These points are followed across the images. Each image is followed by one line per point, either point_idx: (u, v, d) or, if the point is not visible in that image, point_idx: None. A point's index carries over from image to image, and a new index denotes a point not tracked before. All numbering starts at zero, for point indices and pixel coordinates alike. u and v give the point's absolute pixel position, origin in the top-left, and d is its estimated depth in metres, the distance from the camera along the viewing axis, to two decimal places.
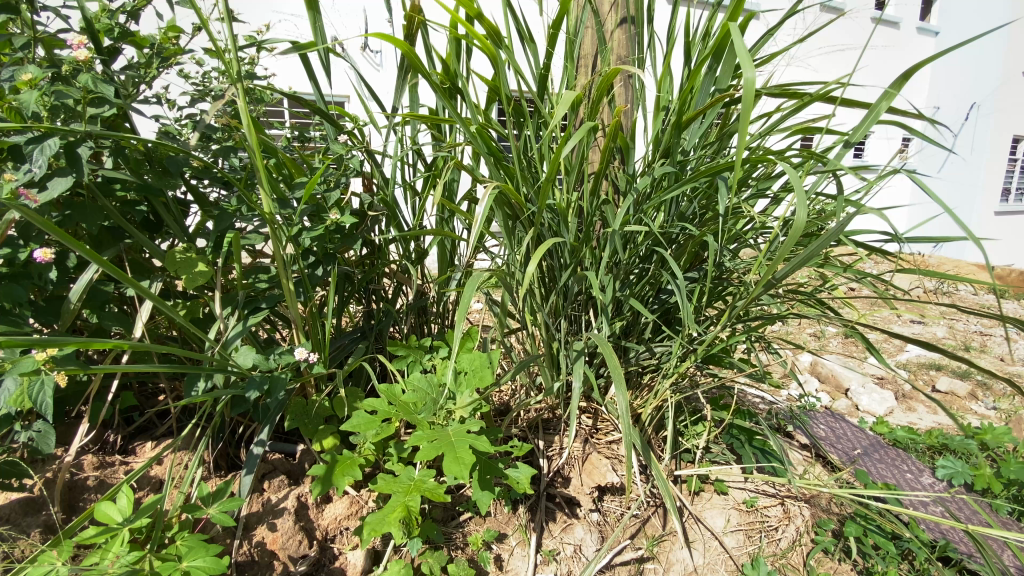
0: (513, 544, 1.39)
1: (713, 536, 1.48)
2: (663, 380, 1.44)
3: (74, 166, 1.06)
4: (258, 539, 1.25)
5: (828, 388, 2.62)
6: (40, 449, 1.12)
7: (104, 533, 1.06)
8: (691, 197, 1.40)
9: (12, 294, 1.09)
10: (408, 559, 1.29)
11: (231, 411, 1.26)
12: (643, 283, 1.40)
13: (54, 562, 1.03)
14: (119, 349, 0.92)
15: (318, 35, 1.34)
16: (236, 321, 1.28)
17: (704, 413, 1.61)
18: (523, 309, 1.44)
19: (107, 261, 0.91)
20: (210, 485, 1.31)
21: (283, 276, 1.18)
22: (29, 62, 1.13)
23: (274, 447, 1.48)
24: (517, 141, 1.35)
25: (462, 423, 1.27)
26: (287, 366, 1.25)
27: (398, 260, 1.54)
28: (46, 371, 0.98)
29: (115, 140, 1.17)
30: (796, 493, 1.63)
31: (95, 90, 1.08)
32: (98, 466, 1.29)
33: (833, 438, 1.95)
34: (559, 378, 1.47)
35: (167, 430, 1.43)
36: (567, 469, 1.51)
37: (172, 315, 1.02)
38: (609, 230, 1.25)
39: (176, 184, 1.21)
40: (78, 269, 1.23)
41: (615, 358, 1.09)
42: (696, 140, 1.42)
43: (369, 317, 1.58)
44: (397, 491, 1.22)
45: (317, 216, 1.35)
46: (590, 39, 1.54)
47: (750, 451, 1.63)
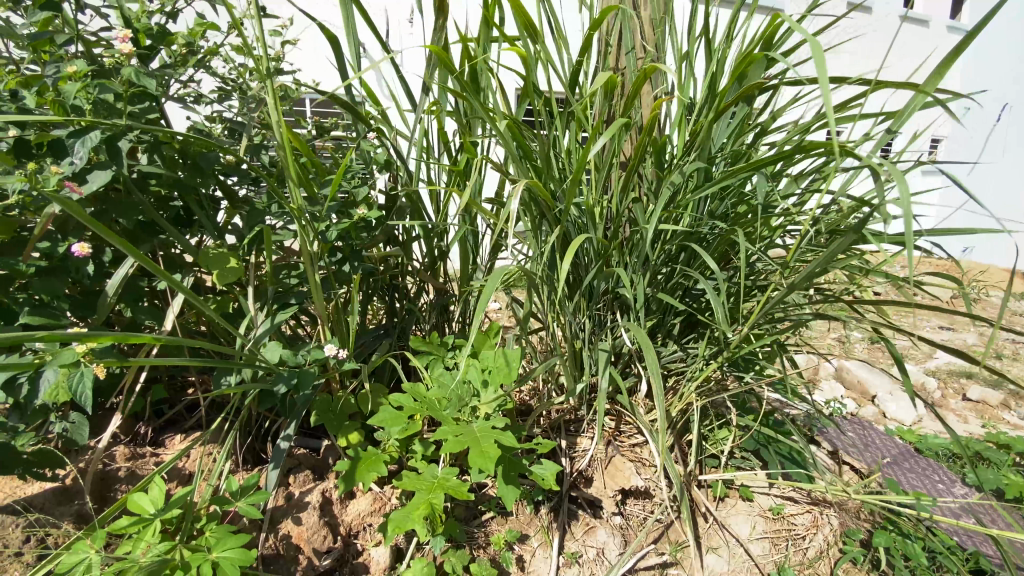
0: (535, 545, 1.38)
1: (738, 543, 1.45)
2: (689, 382, 1.42)
3: (114, 160, 1.09)
4: (284, 533, 1.26)
5: (854, 395, 2.55)
6: (75, 439, 1.16)
7: (136, 524, 1.07)
8: (721, 196, 1.39)
9: (52, 287, 1.11)
10: (430, 558, 1.29)
11: (259, 406, 1.28)
12: (672, 282, 1.39)
13: (88, 550, 1.05)
14: (154, 341, 0.92)
15: (348, 32, 1.33)
16: (265, 318, 1.29)
17: (730, 417, 1.57)
18: (547, 308, 1.43)
19: (144, 255, 0.91)
20: (238, 478, 1.32)
21: (309, 272, 1.19)
22: (71, 58, 1.16)
23: (298, 442, 1.49)
24: (546, 139, 1.33)
25: (487, 420, 1.27)
26: (316, 361, 1.27)
27: (421, 258, 1.54)
28: (87, 362, 1.01)
29: (153, 135, 1.19)
30: (824, 500, 1.58)
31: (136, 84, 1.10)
32: (130, 457, 1.32)
33: (861, 445, 1.89)
34: (583, 379, 1.46)
35: (195, 423, 1.45)
36: (590, 470, 1.49)
37: (203, 309, 1.03)
38: (641, 226, 1.24)
39: (208, 182, 1.23)
40: (113, 263, 1.25)
41: (648, 347, 1.12)
42: (726, 137, 1.38)
43: (393, 315, 1.59)
44: (421, 489, 1.22)
45: (345, 212, 1.35)
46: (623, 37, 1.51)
47: (774, 456, 1.59)
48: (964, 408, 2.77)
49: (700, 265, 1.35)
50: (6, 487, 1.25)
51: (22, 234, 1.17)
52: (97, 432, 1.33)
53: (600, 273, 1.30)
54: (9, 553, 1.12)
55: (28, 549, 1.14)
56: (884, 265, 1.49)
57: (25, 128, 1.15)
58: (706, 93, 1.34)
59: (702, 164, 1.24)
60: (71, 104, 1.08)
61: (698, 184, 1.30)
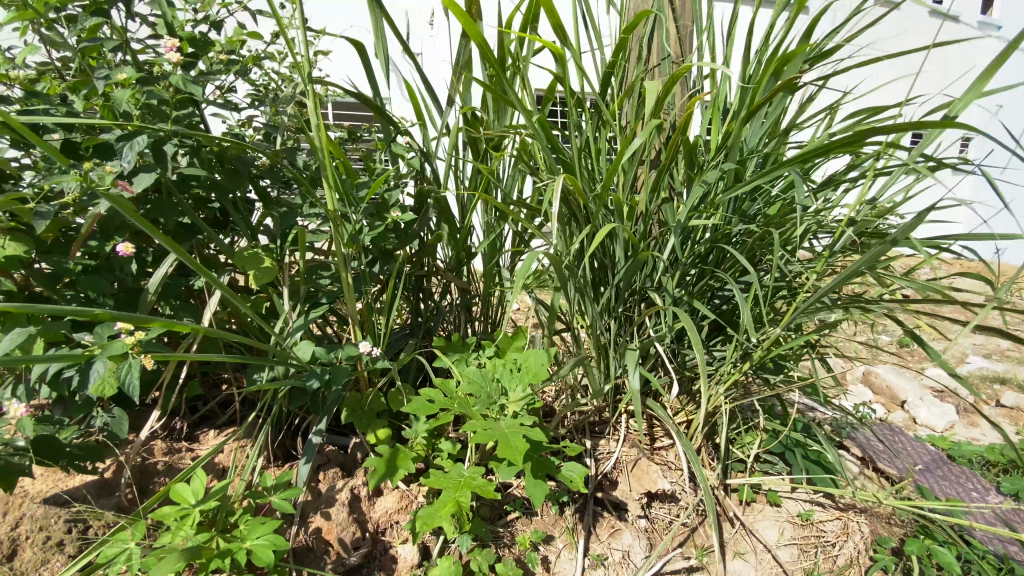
0: (560, 547, 1.37)
1: (766, 549, 1.43)
2: (716, 385, 1.42)
3: (160, 163, 1.14)
4: (314, 527, 1.29)
5: (882, 399, 2.46)
6: (114, 434, 1.19)
7: (176, 513, 1.10)
8: (751, 196, 1.39)
9: (97, 286, 1.15)
10: (456, 556, 1.30)
11: (291, 402, 1.31)
12: (700, 283, 1.38)
13: (129, 539, 1.08)
14: (198, 335, 0.97)
15: (377, 38, 1.36)
16: (298, 316, 1.33)
17: (757, 421, 1.55)
18: (572, 309, 1.44)
19: (186, 253, 0.97)
20: (270, 474, 1.35)
21: (342, 271, 1.23)
22: (119, 64, 1.21)
23: (328, 440, 1.52)
24: (576, 139, 1.34)
25: (514, 419, 1.28)
26: (348, 359, 1.30)
27: (448, 259, 1.56)
28: (134, 355, 1.07)
29: (195, 139, 1.24)
30: (854, 506, 1.55)
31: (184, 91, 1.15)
32: (167, 451, 1.35)
33: (891, 451, 1.85)
34: (608, 380, 1.46)
35: (228, 420, 1.49)
36: (615, 472, 1.49)
37: (240, 306, 1.09)
38: (672, 226, 1.26)
39: (244, 184, 1.28)
40: (153, 263, 1.29)
41: (697, 335, 1.17)
42: (757, 137, 1.38)
43: (419, 315, 1.61)
44: (448, 486, 1.23)
45: (377, 214, 1.38)
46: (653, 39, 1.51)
47: (802, 460, 1.56)
48: (997, 414, 2.68)
49: (730, 266, 1.35)
50: (52, 477, 1.30)
51: (69, 235, 1.22)
52: (137, 427, 1.37)
53: (630, 272, 1.30)
54: (53, 543, 1.17)
55: (69, 539, 1.19)
56: (916, 268, 1.47)
57: (76, 131, 1.21)
58: (736, 94, 1.35)
59: (733, 165, 1.25)
60: (122, 107, 1.14)
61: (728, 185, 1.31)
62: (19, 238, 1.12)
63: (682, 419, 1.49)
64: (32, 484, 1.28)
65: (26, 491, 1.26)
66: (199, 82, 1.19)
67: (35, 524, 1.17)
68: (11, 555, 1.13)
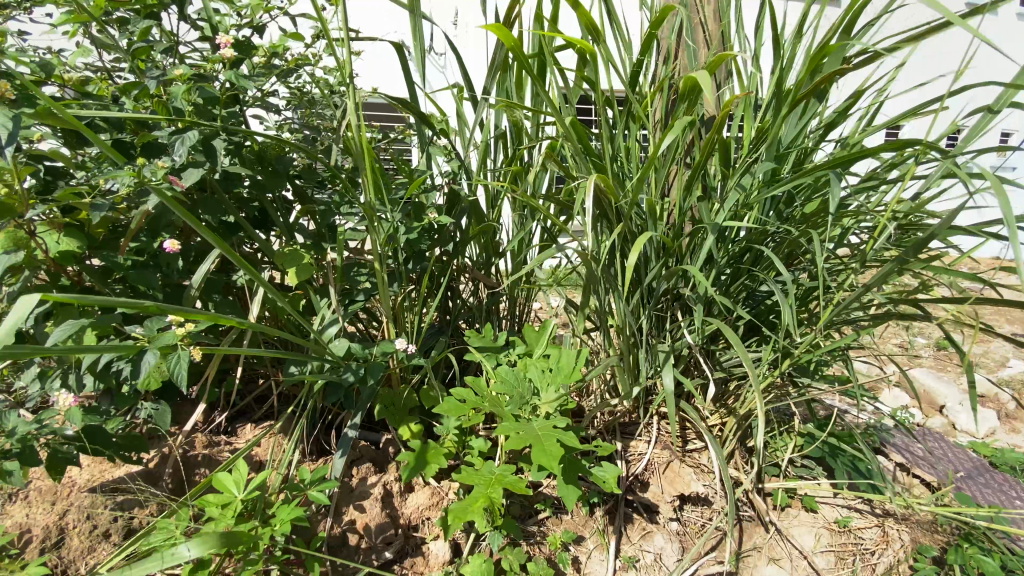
0: (591, 548, 1.36)
1: (802, 555, 1.39)
2: (750, 387, 1.39)
3: (208, 160, 1.18)
4: (348, 521, 1.30)
5: (919, 404, 2.36)
6: (157, 425, 1.21)
7: (218, 503, 1.12)
8: (789, 194, 1.37)
9: (146, 280, 1.20)
10: (488, 554, 1.30)
11: (327, 398, 1.33)
12: (735, 283, 1.37)
13: (174, 528, 1.11)
14: (241, 329, 0.98)
15: (414, 37, 1.39)
16: (334, 313, 1.35)
17: (793, 424, 1.51)
18: (604, 307, 1.43)
19: (231, 248, 0.99)
20: (306, 468, 1.37)
21: (378, 268, 1.26)
22: (168, 66, 1.26)
23: (361, 435, 1.53)
24: (609, 137, 1.33)
25: (547, 420, 1.27)
26: (382, 354, 1.32)
27: (478, 258, 1.56)
28: (183, 345, 1.11)
29: (239, 138, 1.28)
30: (893, 513, 1.51)
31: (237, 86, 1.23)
32: (207, 444, 1.39)
33: (930, 458, 1.79)
34: (640, 381, 1.45)
35: (265, 414, 1.52)
36: (646, 474, 1.47)
37: (280, 302, 1.11)
38: (708, 225, 1.25)
39: (284, 184, 1.31)
40: (198, 259, 1.33)
41: (735, 334, 1.15)
42: (794, 135, 1.35)
43: (448, 313, 1.62)
44: (480, 484, 1.23)
45: (410, 213, 1.40)
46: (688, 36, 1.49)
47: (839, 466, 1.51)
48: None
49: (766, 265, 1.33)
50: (98, 468, 1.35)
51: (117, 231, 1.27)
52: (178, 419, 1.41)
53: (666, 271, 1.29)
54: (98, 532, 1.20)
55: (115, 529, 1.21)
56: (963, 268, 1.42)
57: (126, 131, 1.26)
58: (771, 90, 1.33)
59: (771, 162, 1.23)
60: (174, 106, 1.19)
61: (765, 182, 1.29)
62: (74, 233, 1.16)
63: (715, 422, 1.47)
64: (79, 474, 1.32)
65: (74, 481, 1.30)
66: (250, 78, 1.26)
67: (81, 514, 1.21)
68: (59, 543, 1.17)
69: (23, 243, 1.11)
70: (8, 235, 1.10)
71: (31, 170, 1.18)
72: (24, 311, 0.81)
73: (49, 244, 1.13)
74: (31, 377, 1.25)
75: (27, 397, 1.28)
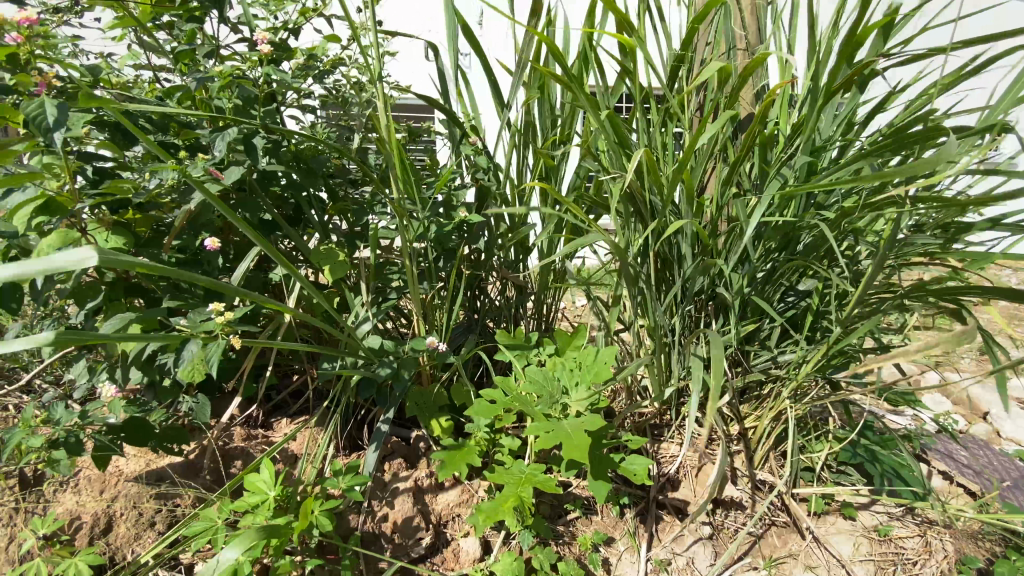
0: (621, 549, 1.35)
1: (841, 564, 1.34)
2: (786, 390, 1.35)
3: (249, 155, 1.20)
4: (380, 516, 1.32)
5: (961, 410, 2.23)
6: (197, 418, 1.25)
7: (256, 498, 1.14)
8: (830, 189, 1.32)
9: (189, 276, 1.23)
10: (517, 552, 1.30)
11: (360, 394, 1.34)
12: (773, 282, 1.32)
13: (213, 519, 1.14)
14: (280, 322, 1.00)
15: (448, 39, 1.42)
16: (367, 310, 1.38)
17: (830, 428, 1.47)
18: (635, 306, 1.42)
19: (273, 245, 1.02)
20: (340, 462, 1.40)
21: (409, 266, 1.28)
22: (210, 68, 1.30)
23: (391, 432, 1.55)
24: (643, 133, 1.31)
25: (578, 419, 1.24)
26: (414, 351, 1.33)
27: (506, 257, 1.56)
28: (223, 334, 1.13)
29: (277, 137, 1.30)
30: (936, 522, 1.44)
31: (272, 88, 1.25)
32: (246, 438, 1.43)
33: (976, 468, 1.70)
34: (671, 382, 1.42)
35: (300, 409, 1.55)
36: (678, 475, 1.45)
37: (316, 298, 1.12)
38: (745, 221, 1.22)
39: (319, 181, 1.33)
40: (237, 257, 1.37)
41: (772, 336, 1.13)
42: (835, 128, 1.30)
43: (476, 312, 1.63)
44: (510, 482, 1.23)
45: (446, 210, 1.42)
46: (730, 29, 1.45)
47: (882, 474, 1.45)
48: None
49: (806, 261, 1.29)
50: (143, 458, 1.39)
51: (160, 230, 1.30)
52: (218, 412, 1.45)
53: (701, 271, 1.26)
54: (144, 521, 1.24)
55: (158, 518, 1.25)
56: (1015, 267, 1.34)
57: (171, 132, 1.28)
58: (811, 83, 1.30)
59: (810, 155, 1.19)
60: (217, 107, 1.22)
61: (804, 177, 1.25)
62: (122, 231, 1.20)
63: (748, 426, 1.43)
64: (126, 463, 1.37)
65: (122, 469, 1.35)
66: (287, 78, 1.29)
67: (128, 503, 1.25)
68: (108, 530, 1.22)
69: (73, 240, 1.13)
70: (60, 233, 1.12)
71: (81, 169, 1.20)
72: (79, 261, 0.79)
73: (100, 242, 1.17)
74: (80, 370, 1.29)
75: (77, 388, 1.33)
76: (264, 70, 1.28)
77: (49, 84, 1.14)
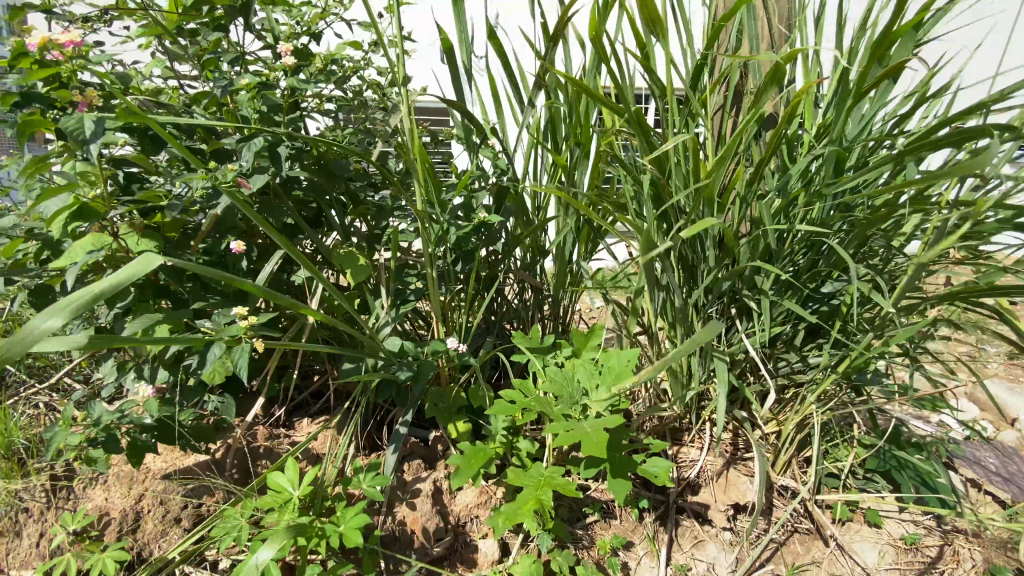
0: (641, 554, 1.34)
1: (866, 573, 1.31)
2: (810, 394, 1.33)
3: (273, 163, 1.22)
4: (400, 517, 1.33)
5: (989, 417, 2.17)
6: (223, 417, 1.27)
7: (280, 495, 1.16)
8: (854, 191, 1.30)
9: (215, 279, 1.26)
10: (536, 555, 1.29)
11: (380, 394, 1.35)
12: (797, 285, 1.31)
13: (238, 517, 1.15)
14: (302, 324, 1.01)
15: (461, 41, 1.44)
16: (387, 312, 1.39)
17: (854, 434, 1.44)
18: (655, 309, 1.41)
19: (297, 249, 1.04)
20: (360, 462, 1.42)
21: (429, 268, 1.30)
22: (235, 74, 1.32)
23: (410, 432, 1.56)
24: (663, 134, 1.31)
25: (597, 419, 1.23)
26: (433, 353, 1.34)
27: (523, 259, 1.56)
28: (246, 340, 1.14)
29: (301, 142, 1.32)
30: (964, 530, 1.41)
31: (296, 93, 1.27)
32: (268, 437, 1.45)
33: (1005, 477, 1.65)
34: (691, 386, 1.41)
35: (320, 409, 1.57)
36: (698, 480, 1.43)
37: (339, 300, 1.13)
38: (769, 222, 1.20)
39: (341, 186, 1.35)
40: (261, 260, 1.39)
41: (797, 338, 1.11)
42: (860, 128, 1.27)
43: (493, 314, 1.63)
44: (529, 485, 1.23)
45: (466, 212, 1.43)
46: (756, 30, 1.44)
47: (908, 481, 1.41)
48: None
49: (833, 262, 1.26)
50: (170, 456, 1.42)
51: (188, 233, 1.33)
52: (242, 412, 1.48)
53: (723, 273, 1.24)
54: (170, 517, 1.26)
55: (185, 516, 1.27)
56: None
57: (196, 138, 1.30)
58: (836, 83, 1.28)
59: (836, 156, 1.17)
60: (244, 114, 1.25)
61: (830, 179, 1.23)
62: (153, 235, 1.23)
63: (770, 430, 1.41)
64: (154, 461, 1.40)
65: (150, 466, 1.38)
66: (310, 83, 1.31)
67: (155, 500, 1.28)
68: (135, 526, 1.24)
69: (105, 243, 1.15)
70: (93, 236, 1.15)
71: (112, 174, 1.24)
72: (142, 269, 0.84)
73: (131, 245, 1.21)
74: (109, 369, 1.32)
75: (104, 387, 1.35)
76: (288, 75, 1.30)
77: (88, 104, 1.19)
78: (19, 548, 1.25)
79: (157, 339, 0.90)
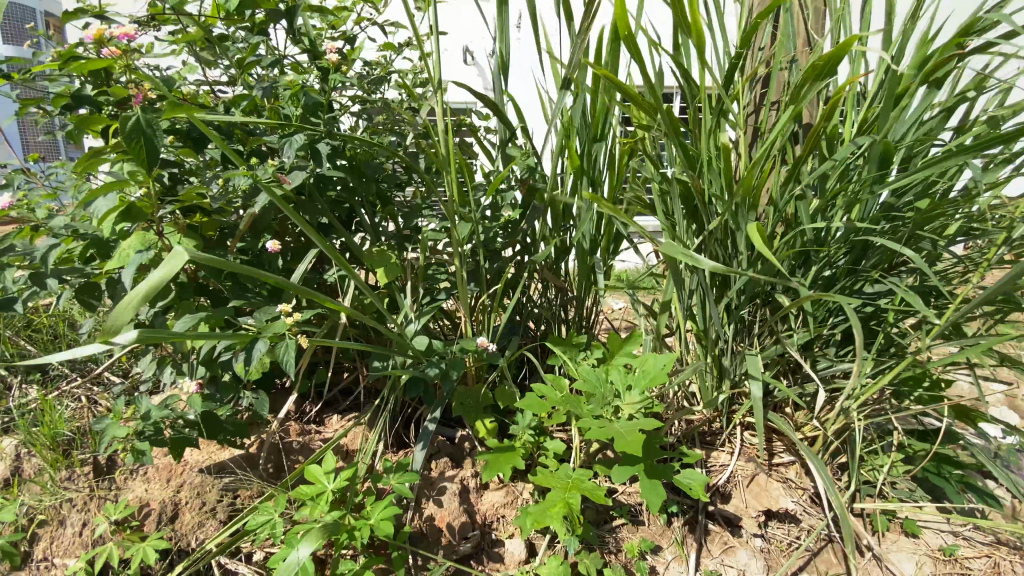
0: (669, 558, 1.32)
1: None
2: (846, 399, 1.30)
3: (313, 160, 1.25)
4: (428, 514, 1.34)
5: None
6: (257, 412, 1.30)
7: (313, 490, 1.18)
8: (896, 191, 1.27)
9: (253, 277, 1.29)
10: (564, 556, 1.29)
11: (407, 393, 1.36)
12: (834, 287, 1.28)
13: (273, 510, 1.18)
14: (340, 319, 1.02)
15: (493, 40, 1.43)
16: (417, 311, 1.41)
17: (892, 441, 1.40)
18: (684, 311, 1.40)
19: (331, 245, 1.05)
20: (389, 458, 1.44)
21: (460, 267, 1.31)
22: (273, 77, 1.36)
23: (437, 431, 1.58)
24: (696, 133, 1.30)
25: (630, 421, 1.22)
26: (462, 352, 1.34)
27: (550, 258, 1.55)
28: (289, 337, 1.17)
29: (339, 142, 1.35)
30: (1009, 544, 1.36)
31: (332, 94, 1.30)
32: (300, 432, 1.49)
33: None
34: (722, 389, 1.39)
35: (349, 406, 1.60)
36: (728, 486, 1.41)
37: (371, 297, 1.13)
38: (807, 222, 1.18)
39: (373, 185, 1.37)
40: (294, 259, 1.42)
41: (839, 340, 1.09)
42: (905, 126, 1.24)
43: (518, 314, 1.63)
44: (557, 486, 1.22)
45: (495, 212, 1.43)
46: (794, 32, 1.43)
47: (950, 491, 1.37)
48: None
49: (872, 264, 1.24)
50: (207, 449, 1.46)
51: (225, 232, 1.37)
52: (275, 407, 1.52)
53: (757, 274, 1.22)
54: (207, 509, 1.29)
55: (221, 508, 1.31)
56: None
57: (235, 139, 1.32)
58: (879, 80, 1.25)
59: (880, 154, 1.14)
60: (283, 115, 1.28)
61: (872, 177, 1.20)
62: (194, 236, 1.27)
63: (804, 436, 1.38)
64: (191, 454, 1.44)
65: (187, 460, 1.42)
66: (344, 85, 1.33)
67: (192, 492, 1.31)
68: (174, 518, 1.27)
69: (152, 243, 1.21)
70: (140, 236, 1.20)
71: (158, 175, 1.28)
72: (174, 268, 0.82)
73: (174, 244, 1.26)
74: (149, 364, 1.36)
75: (144, 381, 1.40)
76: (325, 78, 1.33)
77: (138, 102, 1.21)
78: (62, 537, 1.29)
79: (201, 334, 0.91)
